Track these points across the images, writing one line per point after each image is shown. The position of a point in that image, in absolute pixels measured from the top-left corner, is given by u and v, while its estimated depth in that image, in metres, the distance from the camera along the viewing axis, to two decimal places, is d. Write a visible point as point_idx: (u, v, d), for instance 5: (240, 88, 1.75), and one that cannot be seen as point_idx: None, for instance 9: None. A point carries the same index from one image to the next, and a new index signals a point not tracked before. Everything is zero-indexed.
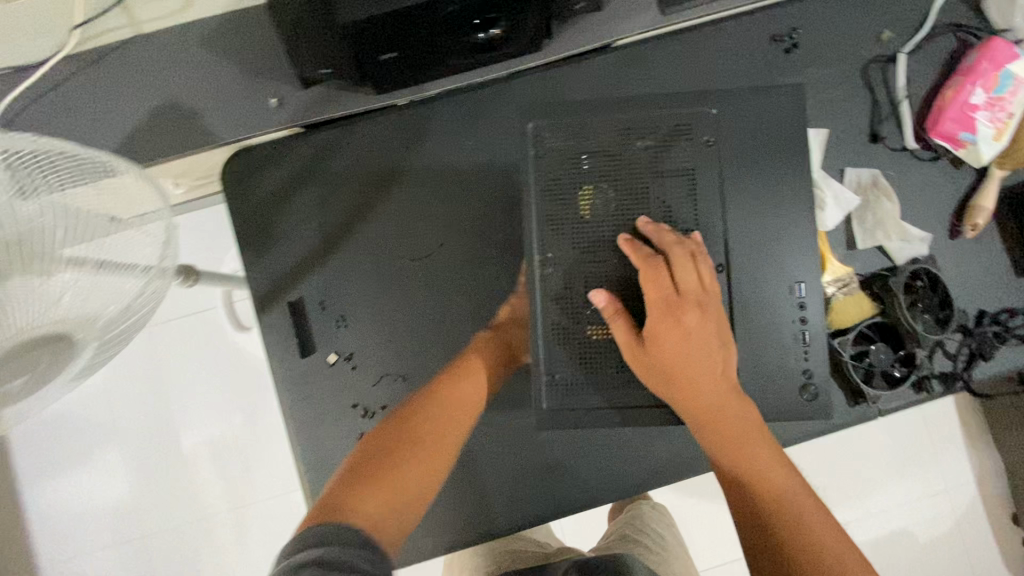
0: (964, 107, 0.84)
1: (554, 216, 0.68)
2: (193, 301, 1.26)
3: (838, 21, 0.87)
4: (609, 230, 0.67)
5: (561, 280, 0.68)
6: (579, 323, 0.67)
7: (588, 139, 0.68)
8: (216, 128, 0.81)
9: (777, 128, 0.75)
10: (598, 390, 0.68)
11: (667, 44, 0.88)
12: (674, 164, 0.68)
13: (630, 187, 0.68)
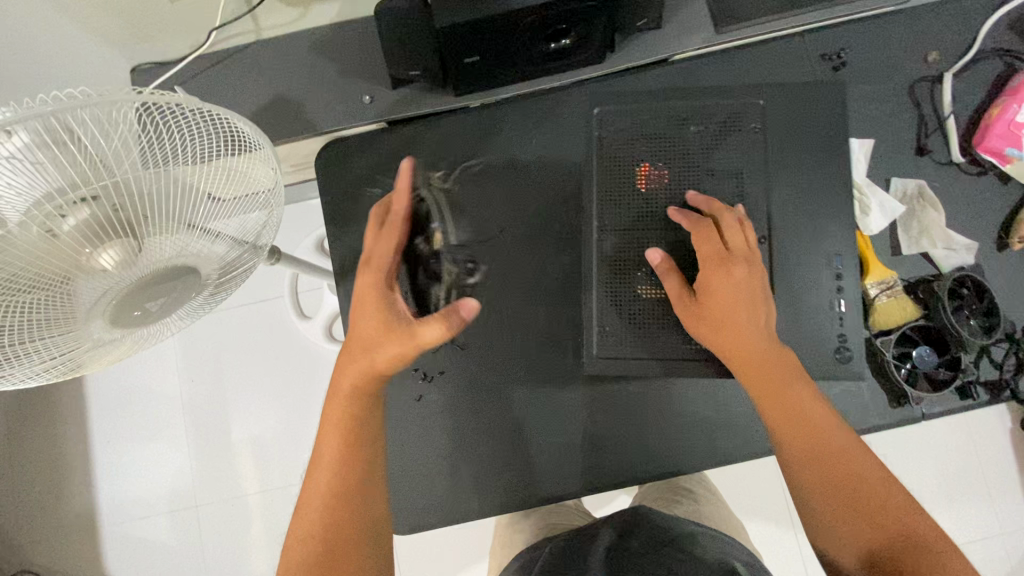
0: (1010, 124, 0.88)
1: (613, 190, 0.82)
2: (262, 289, 1.38)
3: (884, 42, 0.93)
4: (661, 201, 0.80)
5: (617, 244, 0.82)
6: (631, 282, 0.81)
7: (646, 127, 0.83)
8: (316, 119, 0.94)
9: (815, 134, 0.85)
10: (644, 339, 0.81)
11: (721, 59, 0.95)
12: (723, 150, 0.81)
13: (682, 166, 0.81)
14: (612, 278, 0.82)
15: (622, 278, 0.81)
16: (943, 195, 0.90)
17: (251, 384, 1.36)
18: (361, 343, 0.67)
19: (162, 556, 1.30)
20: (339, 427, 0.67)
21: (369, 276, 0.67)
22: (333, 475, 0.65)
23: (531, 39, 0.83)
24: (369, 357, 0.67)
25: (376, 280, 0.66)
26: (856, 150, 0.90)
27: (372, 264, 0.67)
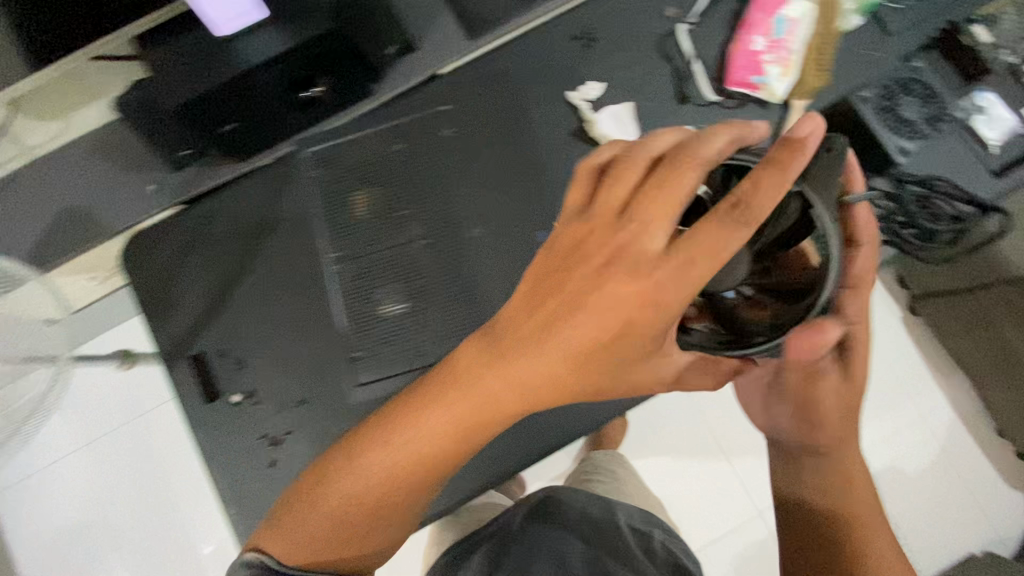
0: (749, 55, 0.94)
1: (335, 224, 0.93)
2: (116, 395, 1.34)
3: (623, 11, 1.00)
4: (375, 225, 0.93)
5: (352, 270, 0.92)
6: (369, 302, 0.90)
7: (347, 162, 0.95)
8: (106, 221, 0.93)
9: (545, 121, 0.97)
10: (398, 355, 0.89)
11: (483, 63, 1.00)
12: (422, 163, 0.96)
13: (389, 189, 0.94)
14: (358, 301, 0.90)
15: (369, 297, 0.91)
16: None
17: (142, 499, 1.30)
18: (499, 369, 0.55)
19: None
20: (379, 478, 0.60)
21: (626, 236, 0.52)
22: (365, 515, 0.62)
23: (281, 93, 0.85)
24: (489, 405, 0.56)
25: (637, 251, 0.52)
26: (621, 115, 0.95)
27: (653, 228, 0.51)
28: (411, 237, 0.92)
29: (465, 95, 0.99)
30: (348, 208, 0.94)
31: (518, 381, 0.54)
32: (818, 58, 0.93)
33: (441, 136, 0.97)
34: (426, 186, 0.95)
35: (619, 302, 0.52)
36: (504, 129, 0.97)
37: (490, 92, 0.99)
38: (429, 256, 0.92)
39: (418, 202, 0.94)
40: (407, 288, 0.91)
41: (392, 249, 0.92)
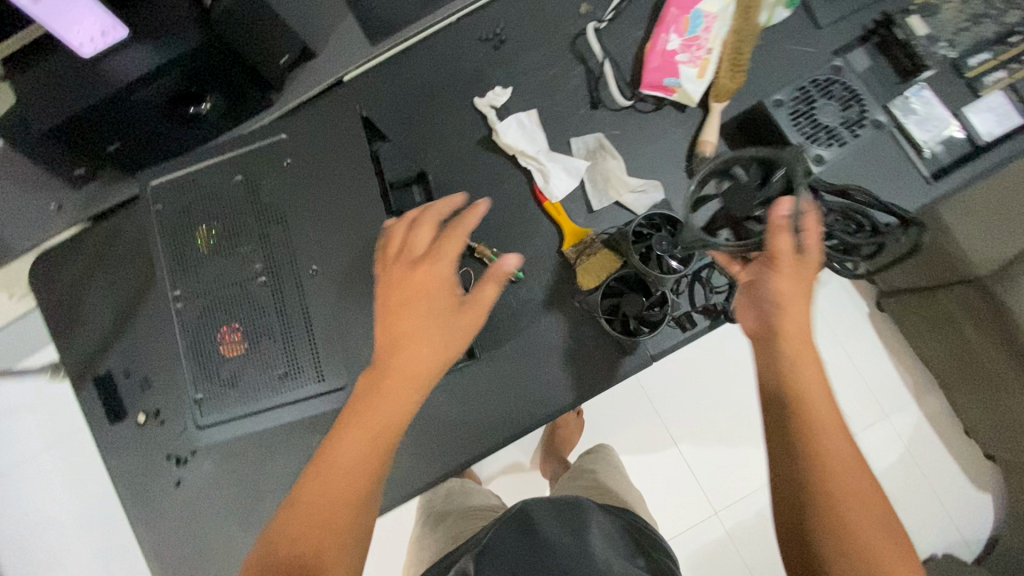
0: (664, 55, 0.88)
1: (171, 254, 0.78)
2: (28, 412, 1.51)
3: (536, 9, 0.94)
4: (217, 260, 0.78)
5: (194, 310, 0.77)
6: (210, 343, 0.77)
7: (186, 188, 0.81)
8: (8, 241, 0.91)
9: (453, 132, 0.94)
10: (249, 397, 0.76)
11: (389, 68, 0.95)
12: (267, 190, 0.80)
13: (230, 221, 0.79)
14: (196, 350, 0.77)
15: (210, 346, 0.77)
16: (626, 141, 0.91)
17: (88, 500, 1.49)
18: (406, 344, 0.60)
19: None
20: (347, 472, 0.56)
21: (422, 274, 0.63)
22: (307, 519, 0.54)
23: (162, 111, 0.81)
24: (414, 378, 0.59)
25: (435, 280, 0.63)
26: (527, 123, 0.91)
27: (442, 260, 0.64)
28: (249, 275, 0.78)
29: (369, 102, 0.95)
30: (188, 242, 0.78)
31: (423, 359, 0.60)
32: (735, 58, 0.86)
33: (277, 169, 0.81)
34: (266, 216, 0.79)
35: (427, 311, 0.62)
36: (408, 139, 0.94)
37: (395, 99, 0.95)
38: (270, 296, 0.77)
39: (255, 234, 0.79)
40: (250, 332, 0.77)
41: (234, 286, 0.77)
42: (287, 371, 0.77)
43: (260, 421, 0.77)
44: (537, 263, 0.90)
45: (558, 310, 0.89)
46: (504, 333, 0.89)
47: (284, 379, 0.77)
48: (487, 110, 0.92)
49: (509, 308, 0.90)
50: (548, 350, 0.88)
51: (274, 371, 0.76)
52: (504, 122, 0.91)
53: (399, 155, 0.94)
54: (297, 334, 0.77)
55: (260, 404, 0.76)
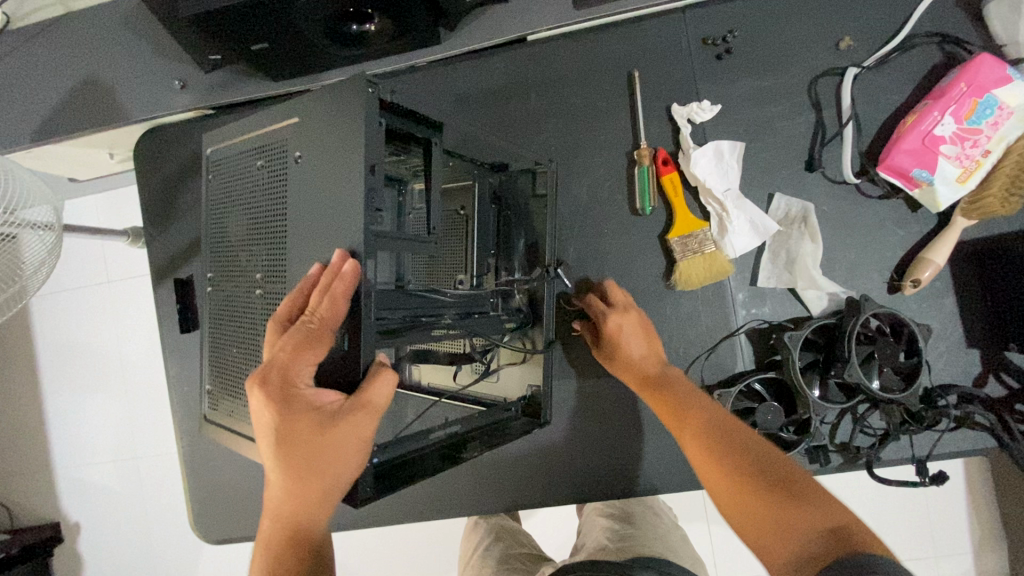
0: (924, 138, 0.69)
1: (214, 230, 0.65)
2: (95, 249, 1.56)
3: (785, 24, 0.75)
4: (238, 253, 0.62)
5: (218, 299, 0.64)
6: (223, 345, 0.64)
7: (240, 155, 0.62)
8: (127, 106, 0.84)
9: (631, 141, 0.78)
10: (236, 411, 0.61)
11: (582, 41, 0.79)
12: (274, 173, 0.57)
13: (253, 209, 0.60)
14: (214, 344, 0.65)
15: (220, 345, 0.64)
16: (829, 223, 0.75)
17: (134, 345, 1.57)
18: (290, 473, 0.50)
19: (112, 498, 1.58)
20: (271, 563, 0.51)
21: (258, 401, 0.48)
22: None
23: (322, 23, 0.69)
24: (312, 503, 0.50)
25: (275, 411, 0.48)
26: (725, 156, 0.75)
27: (270, 389, 0.47)
28: (252, 280, 0.59)
29: (546, 76, 0.80)
30: (222, 221, 0.64)
31: (308, 490, 0.50)
32: (1016, 176, 0.68)
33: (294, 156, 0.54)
34: (274, 202, 0.57)
35: (284, 441, 0.49)
36: (575, 133, 0.80)
37: (577, 82, 0.79)
38: (263, 310, 0.58)
39: (267, 230, 0.58)
40: (244, 344, 0.61)
41: (243, 286, 0.61)
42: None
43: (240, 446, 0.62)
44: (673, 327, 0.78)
45: None
46: (608, 385, 0.80)
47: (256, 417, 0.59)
48: (681, 124, 0.76)
49: None
50: (649, 423, 0.78)
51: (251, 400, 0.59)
52: (699, 148, 0.75)
53: (557, 149, 0.81)
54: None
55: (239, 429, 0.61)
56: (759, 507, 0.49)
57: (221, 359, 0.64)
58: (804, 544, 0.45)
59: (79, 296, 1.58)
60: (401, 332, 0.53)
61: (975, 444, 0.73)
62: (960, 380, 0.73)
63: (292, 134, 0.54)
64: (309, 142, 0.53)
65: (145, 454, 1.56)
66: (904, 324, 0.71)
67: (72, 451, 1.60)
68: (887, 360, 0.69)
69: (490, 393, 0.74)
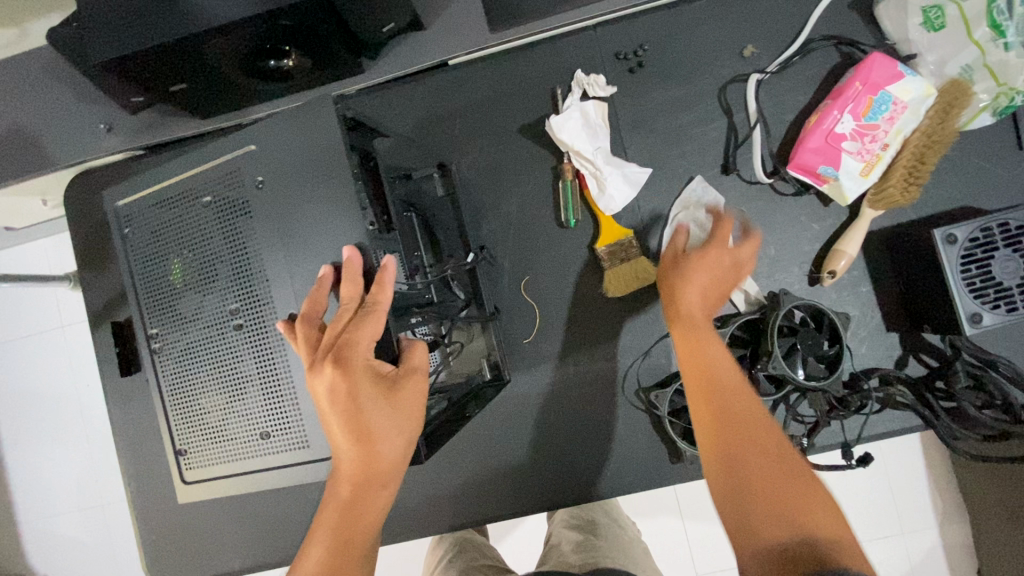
0: (827, 137, 0.72)
1: (153, 282, 0.71)
2: (46, 295, 1.53)
3: (692, 36, 0.79)
4: (194, 297, 0.68)
5: (178, 350, 0.70)
6: (196, 392, 0.70)
7: (177, 205, 0.69)
8: (53, 153, 0.84)
9: (555, 155, 0.81)
10: (234, 447, 0.68)
11: (502, 62, 0.81)
12: (228, 213, 0.66)
13: (203, 253, 0.67)
14: (182, 398, 0.70)
15: (193, 396, 0.70)
16: (749, 223, 0.78)
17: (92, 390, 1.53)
18: (360, 445, 0.57)
19: (80, 548, 1.53)
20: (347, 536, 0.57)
21: (331, 375, 0.55)
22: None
23: (239, 62, 0.70)
24: (381, 473, 0.58)
25: (351, 382, 0.56)
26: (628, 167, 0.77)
27: (346, 363, 0.55)
28: (224, 318, 0.67)
29: (471, 98, 0.82)
30: (164, 271, 0.70)
31: (376, 460, 0.57)
32: (913, 168, 0.71)
33: (250, 186, 0.64)
34: (235, 243, 0.65)
35: (352, 414, 0.56)
36: (503, 152, 0.82)
37: (501, 102, 0.82)
38: (246, 343, 0.66)
39: (227, 266, 0.66)
40: (226, 385, 0.68)
41: (211, 329, 0.68)
42: (270, 433, 0.66)
43: (237, 487, 0.68)
44: (609, 334, 0.80)
45: (622, 388, 0.79)
46: (552, 396, 0.81)
47: (267, 441, 0.66)
48: (576, 93, 0.77)
49: (565, 372, 0.81)
50: (595, 429, 0.80)
51: (254, 432, 0.67)
52: (564, 111, 0.75)
53: (487, 168, 0.83)
54: (280, 388, 0.65)
55: (245, 465, 0.67)
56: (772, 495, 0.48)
57: (195, 406, 0.70)
58: (784, 541, 0.46)
59: (32, 342, 1.55)
60: (397, 311, 0.63)
61: (904, 424, 0.76)
62: (883, 363, 0.77)
63: (251, 161, 0.64)
64: (271, 173, 0.63)
65: (112, 500, 1.52)
66: (822, 313, 0.74)
67: (35, 502, 1.56)
68: (810, 348, 0.72)
69: (455, 380, 0.76)
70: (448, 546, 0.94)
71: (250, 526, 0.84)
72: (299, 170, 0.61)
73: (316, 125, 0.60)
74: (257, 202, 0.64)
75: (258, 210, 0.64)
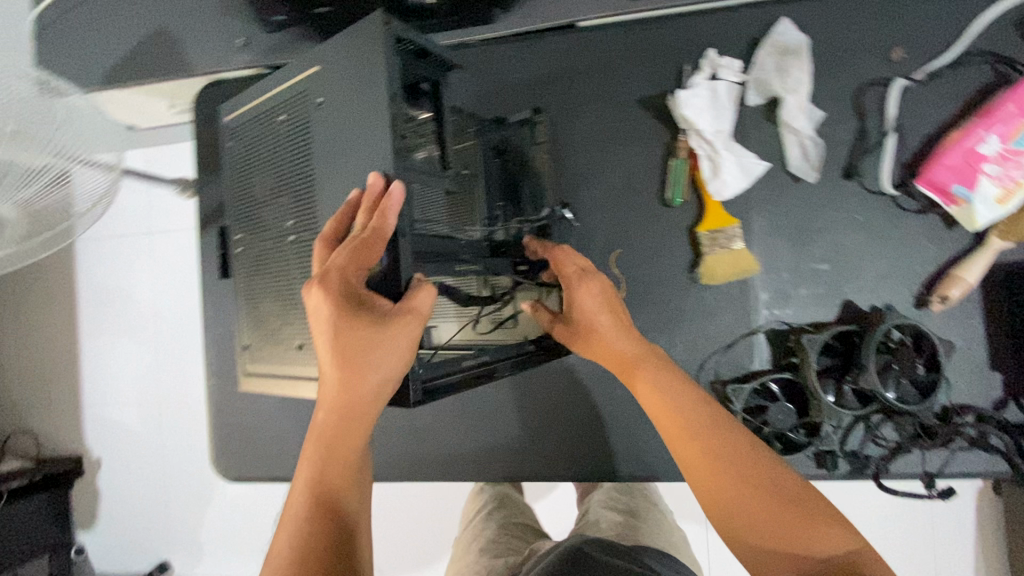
0: (967, 156, 0.68)
1: (241, 192, 0.74)
2: (140, 199, 1.63)
3: (837, 31, 0.75)
4: (268, 210, 0.70)
5: (252, 258, 0.72)
6: (260, 299, 0.72)
7: (264, 120, 0.70)
8: (191, 59, 0.89)
9: (669, 134, 0.79)
10: (285, 355, 0.69)
11: (631, 31, 0.79)
12: (296, 130, 0.64)
13: (276, 165, 0.68)
14: (250, 300, 0.73)
15: (259, 302, 0.72)
16: (861, 233, 0.75)
17: (165, 295, 1.61)
18: (342, 373, 0.56)
19: (135, 436, 1.65)
20: (328, 463, 0.57)
21: (318, 299, 0.55)
22: (294, 540, 0.53)
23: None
24: (363, 403, 0.56)
25: (334, 309, 0.54)
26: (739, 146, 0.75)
27: (329, 287, 0.54)
28: (286, 232, 0.67)
29: (591, 62, 0.81)
30: (249, 181, 0.72)
31: (359, 390, 0.55)
32: None
33: (312, 107, 0.62)
34: (300, 161, 0.64)
35: (338, 336, 0.55)
36: (615, 121, 0.81)
37: (622, 71, 0.80)
38: (297, 258, 0.66)
39: (293, 181, 0.65)
40: (283, 295, 0.68)
41: (276, 242, 0.69)
42: (308, 345, 0.65)
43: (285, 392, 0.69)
44: (691, 321, 0.79)
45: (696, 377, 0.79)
46: None
47: (306, 355, 0.66)
48: (704, 71, 0.76)
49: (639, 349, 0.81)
50: None
51: (295, 341, 0.67)
52: (691, 87, 0.75)
53: (594, 137, 0.82)
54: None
55: (287, 372, 0.68)
56: (758, 520, 0.48)
57: (259, 313, 0.72)
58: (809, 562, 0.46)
59: (122, 243, 1.65)
60: (438, 255, 0.61)
61: (990, 469, 0.72)
62: (980, 402, 0.73)
63: (317, 78, 0.61)
64: (331, 88, 0.59)
65: (169, 399, 1.62)
66: (925, 339, 0.71)
67: (101, 387, 1.68)
68: (908, 370, 0.70)
69: (507, 338, 0.76)
70: (488, 498, 0.96)
71: None
72: (356, 92, 0.57)
73: (376, 40, 0.55)
74: (316, 123, 0.61)
75: (317, 131, 0.61)
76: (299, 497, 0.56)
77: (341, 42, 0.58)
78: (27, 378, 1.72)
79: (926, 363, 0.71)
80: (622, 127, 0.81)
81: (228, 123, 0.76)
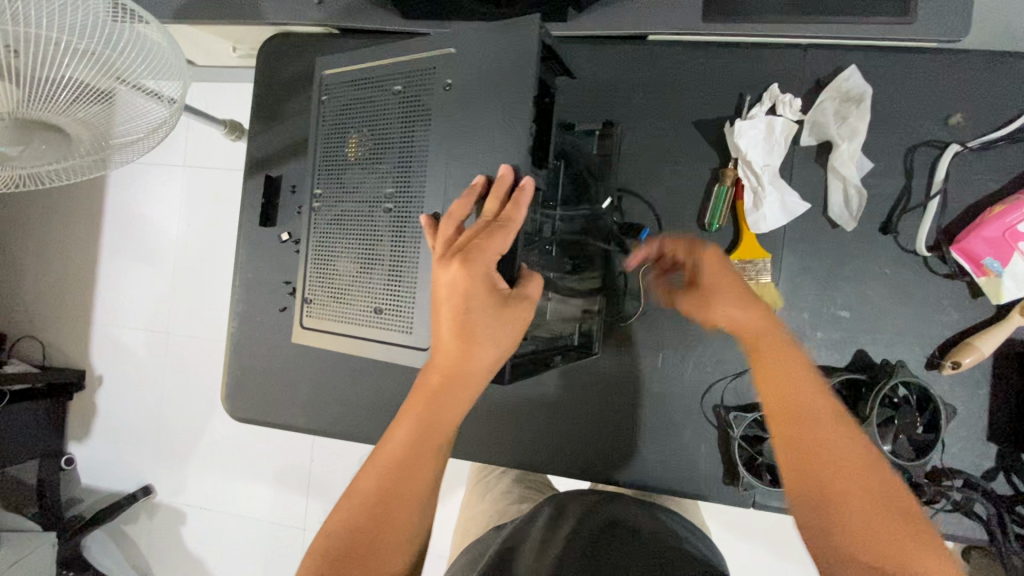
0: (1008, 231, 0.69)
1: (327, 150, 0.73)
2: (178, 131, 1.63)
3: (902, 88, 0.76)
4: (359, 172, 0.70)
5: (331, 214, 0.72)
6: (333, 256, 0.72)
7: (370, 85, 0.70)
8: (262, 7, 0.89)
9: (719, 161, 0.81)
10: (351, 314, 0.70)
11: (699, 54, 0.81)
12: (415, 106, 0.66)
13: (378, 132, 0.69)
14: (319, 257, 0.73)
15: (330, 257, 0.72)
16: (888, 288, 0.77)
17: (185, 229, 1.60)
18: (459, 345, 0.57)
19: (135, 361, 1.66)
20: (424, 434, 0.57)
21: (454, 275, 0.56)
22: (378, 488, 0.55)
23: None
24: (470, 375, 0.57)
25: (469, 286, 0.56)
26: (782, 185, 0.76)
27: (472, 266, 0.55)
28: (379, 198, 0.68)
29: (657, 77, 0.82)
30: (342, 140, 0.72)
31: (471, 364, 0.57)
32: None
33: (438, 88, 0.64)
34: (410, 136, 0.66)
35: (462, 311, 0.56)
36: (670, 139, 0.82)
37: (686, 91, 0.81)
38: (390, 226, 0.67)
39: (397, 152, 0.67)
40: (361, 256, 0.69)
41: (364, 206, 0.70)
42: (383, 309, 0.68)
43: (346, 348, 0.71)
44: (707, 345, 0.81)
45: (701, 398, 0.81)
46: (632, 382, 0.83)
47: (377, 317, 0.68)
48: (764, 105, 0.77)
49: (652, 363, 0.83)
50: (660, 425, 0.82)
51: (368, 305, 0.69)
52: (749, 119, 0.77)
53: (646, 150, 0.83)
54: (404, 274, 0.66)
55: (354, 331, 0.70)
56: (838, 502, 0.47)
57: (327, 269, 0.73)
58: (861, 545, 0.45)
59: (150, 171, 1.63)
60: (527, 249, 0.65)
61: (968, 533, 0.74)
62: (970, 469, 0.75)
63: (448, 63, 0.64)
64: (465, 76, 0.62)
65: (174, 330, 1.62)
66: (931, 400, 0.73)
67: (109, 306, 1.68)
68: (906, 427, 0.72)
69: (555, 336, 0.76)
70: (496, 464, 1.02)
71: (322, 393, 0.92)
72: (491, 84, 0.61)
73: (522, 44, 0.59)
74: (440, 104, 0.64)
75: (439, 112, 0.64)
76: (392, 458, 0.56)
77: (480, 36, 0.61)
78: (36, 286, 1.72)
79: (926, 422, 0.73)
80: (675, 146, 0.82)
81: (320, 78, 0.75)
